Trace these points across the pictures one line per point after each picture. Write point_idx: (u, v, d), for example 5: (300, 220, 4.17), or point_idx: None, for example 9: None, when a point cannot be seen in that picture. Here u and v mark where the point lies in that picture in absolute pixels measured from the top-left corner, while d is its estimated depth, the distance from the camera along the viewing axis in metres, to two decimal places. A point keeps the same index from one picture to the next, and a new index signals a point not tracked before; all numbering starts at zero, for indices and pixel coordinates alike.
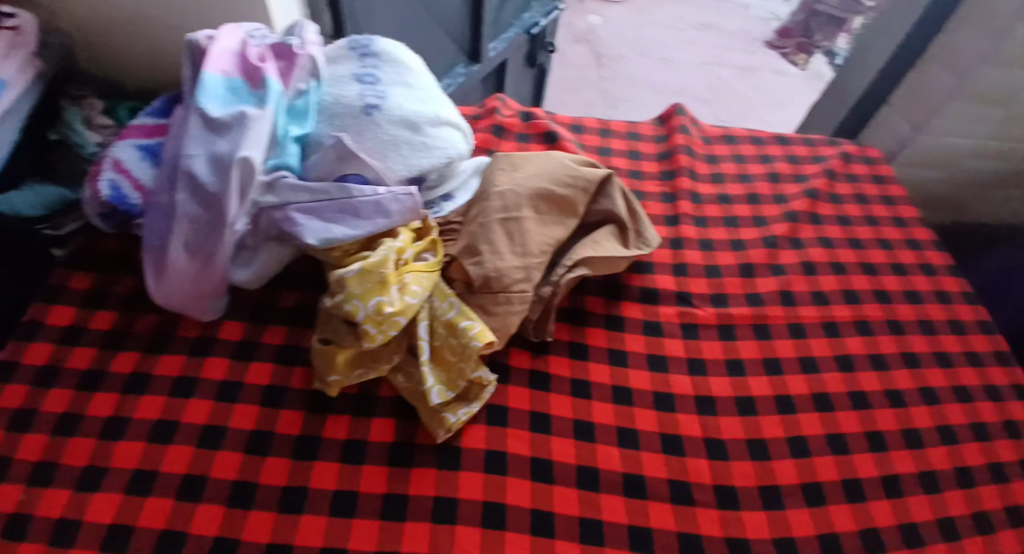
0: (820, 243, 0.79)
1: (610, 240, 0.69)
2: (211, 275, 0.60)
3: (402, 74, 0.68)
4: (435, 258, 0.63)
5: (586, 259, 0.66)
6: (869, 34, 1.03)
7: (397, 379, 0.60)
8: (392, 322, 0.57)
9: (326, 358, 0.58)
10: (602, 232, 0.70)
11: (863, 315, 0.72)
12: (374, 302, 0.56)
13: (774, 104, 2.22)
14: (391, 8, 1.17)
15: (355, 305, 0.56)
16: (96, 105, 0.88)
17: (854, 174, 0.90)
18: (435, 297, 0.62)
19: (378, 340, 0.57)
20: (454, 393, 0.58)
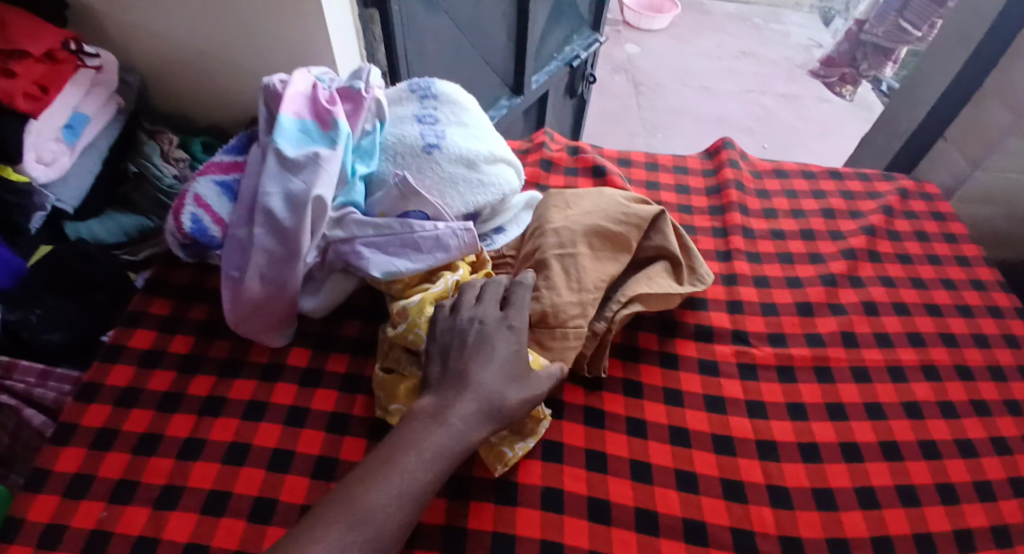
0: (879, 282, 0.77)
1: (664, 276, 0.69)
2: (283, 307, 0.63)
3: (459, 113, 0.71)
4: None
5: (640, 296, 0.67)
6: (921, 67, 1.01)
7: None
8: None
9: (388, 387, 0.60)
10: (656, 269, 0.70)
11: (926, 358, 0.71)
12: None
13: (816, 133, 2.20)
14: (442, 45, 1.22)
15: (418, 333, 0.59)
16: (171, 139, 0.94)
17: (911, 210, 0.88)
18: None
19: None
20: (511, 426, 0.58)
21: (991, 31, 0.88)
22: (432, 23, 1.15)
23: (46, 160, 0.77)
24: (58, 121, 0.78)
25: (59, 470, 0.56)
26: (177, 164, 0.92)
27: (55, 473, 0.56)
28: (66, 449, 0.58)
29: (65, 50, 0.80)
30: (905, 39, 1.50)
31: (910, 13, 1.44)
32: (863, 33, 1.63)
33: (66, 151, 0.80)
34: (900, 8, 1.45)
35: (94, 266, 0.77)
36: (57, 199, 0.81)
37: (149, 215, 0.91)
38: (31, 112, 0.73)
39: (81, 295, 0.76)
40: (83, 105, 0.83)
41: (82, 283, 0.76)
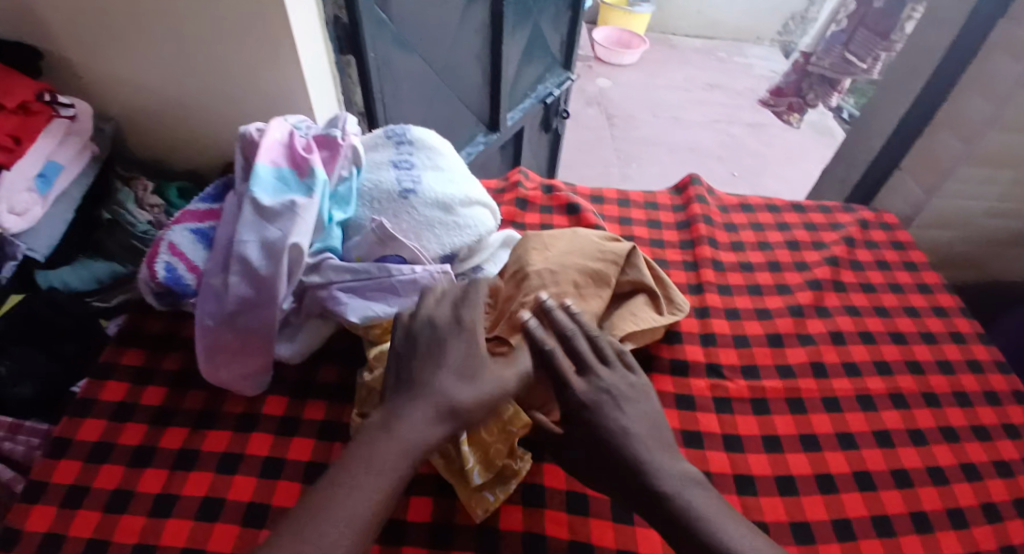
0: (845, 311, 0.80)
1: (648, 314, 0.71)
2: (259, 354, 0.63)
3: (434, 157, 0.73)
4: None
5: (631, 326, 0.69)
6: (875, 101, 1.07)
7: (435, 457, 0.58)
8: None
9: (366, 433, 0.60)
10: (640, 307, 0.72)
11: (894, 386, 0.73)
12: None
13: (782, 160, 2.27)
14: (418, 87, 1.25)
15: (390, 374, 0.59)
16: (146, 185, 0.93)
17: (872, 240, 0.92)
18: None
19: None
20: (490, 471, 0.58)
21: (944, 65, 0.93)
22: (407, 67, 1.18)
23: (19, 210, 0.76)
24: (31, 171, 0.78)
25: (27, 530, 0.55)
26: (153, 209, 0.92)
27: (26, 533, 0.55)
28: (35, 508, 0.57)
29: (41, 102, 0.81)
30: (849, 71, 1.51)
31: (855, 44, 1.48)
32: (810, 65, 1.64)
33: (39, 202, 0.79)
34: (846, 42, 1.49)
35: (66, 315, 0.76)
36: (28, 248, 0.80)
37: (120, 261, 0.90)
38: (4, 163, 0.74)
39: (51, 345, 0.75)
40: (58, 153, 0.82)
41: (52, 333, 0.75)
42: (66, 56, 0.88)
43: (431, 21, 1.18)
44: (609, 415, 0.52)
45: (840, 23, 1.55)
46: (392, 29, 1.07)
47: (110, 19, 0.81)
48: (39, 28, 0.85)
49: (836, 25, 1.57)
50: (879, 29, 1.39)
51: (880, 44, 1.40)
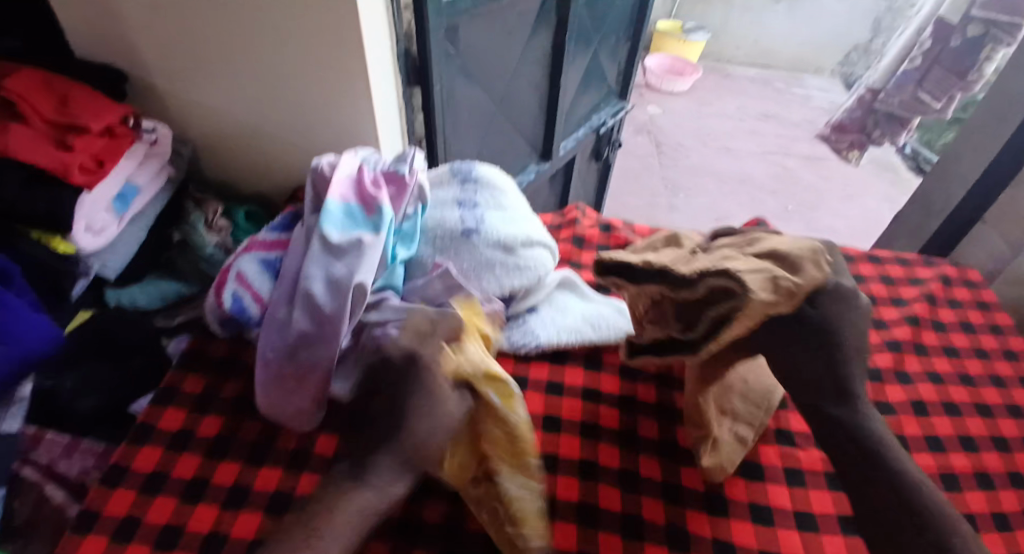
0: (926, 378, 0.75)
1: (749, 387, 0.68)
2: (315, 391, 0.62)
3: (498, 197, 0.72)
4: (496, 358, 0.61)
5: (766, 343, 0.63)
6: (955, 149, 1.01)
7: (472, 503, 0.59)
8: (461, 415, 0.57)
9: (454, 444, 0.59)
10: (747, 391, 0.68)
11: (982, 465, 0.68)
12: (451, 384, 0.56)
13: (841, 195, 2.19)
14: (477, 115, 1.26)
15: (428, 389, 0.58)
16: (216, 208, 0.95)
17: (954, 299, 0.86)
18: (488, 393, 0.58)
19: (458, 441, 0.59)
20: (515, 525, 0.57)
21: None
22: (469, 96, 1.20)
23: (97, 228, 0.78)
24: (110, 193, 0.80)
25: None
26: (220, 232, 0.93)
27: None
28: (87, 538, 0.57)
29: (126, 127, 0.85)
30: (922, 110, 1.45)
31: (929, 82, 1.39)
32: (877, 100, 1.56)
33: (116, 221, 0.82)
34: (919, 80, 1.41)
35: (130, 331, 0.79)
36: (102, 265, 0.82)
37: (187, 280, 0.92)
38: (86, 184, 0.76)
39: (117, 360, 0.77)
40: (137, 175, 0.85)
41: (118, 348, 0.77)
42: (151, 81, 0.93)
43: (495, 52, 1.19)
44: (814, 338, 0.53)
45: (912, 60, 1.41)
46: (458, 61, 1.09)
47: (196, 48, 0.85)
48: (130, 54, 0.90)
49: (907, 61, 1.44)
50: (957, 68, 1.32)
51: (957, 84, 1.34)
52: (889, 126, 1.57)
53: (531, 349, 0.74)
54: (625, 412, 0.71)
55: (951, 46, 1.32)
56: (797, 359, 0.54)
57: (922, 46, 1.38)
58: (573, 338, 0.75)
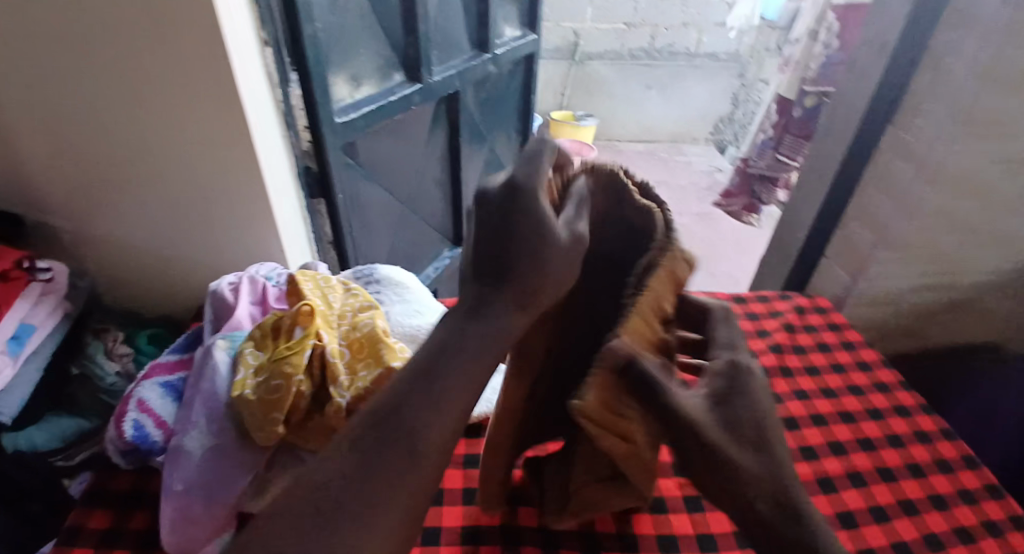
0: (794, 396, 0.86)
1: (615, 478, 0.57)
2: (223, 512, 0.62)
3: (401, 292, 0.80)
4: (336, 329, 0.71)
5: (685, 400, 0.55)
6: (794, 199, 1.20)
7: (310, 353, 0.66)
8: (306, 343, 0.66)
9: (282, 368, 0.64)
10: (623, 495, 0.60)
11: (852, 466, 0.77)
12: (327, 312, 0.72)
13: (735, 244, 2.41)
14: (385, 215, 1.34)
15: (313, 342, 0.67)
16: (117, 335, 0.95)
17: (810, 324, 1.00)
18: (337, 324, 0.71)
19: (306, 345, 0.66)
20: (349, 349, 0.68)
21: (846, 161, 1.05)
22: (373, 200, 1.28)
23: None
24: (7, 333, 0.79)
25: None
26: (123, 359, 0.93)
27: None
28: None
29: (19, 269, 0.83)
30: (785, 170, 1.53)
31: (784, 147, 1.49)
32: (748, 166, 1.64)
33: (11, 362, 0.79)
34: (774, 146, 1.51)
35: (31, 477, 0.75)
36: None
37: (88, 414, 0.91)
38: None
39: (15, 507, 0.74)
40: (32, 314, 0.84)
41: (16, 496, 0.74)
42: (48, 220, 0.95)
43: (393, 158, 1.29)
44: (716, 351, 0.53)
45: (766, 130, 1.53)
46: (359, 170, 1.18)
47: (98, 186, 0.89)
48: (25, 197, 0.92)
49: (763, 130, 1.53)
50: (805, 132, 1.42)
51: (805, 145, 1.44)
52: (763, 185, 1.63)
53: None
54: None
55: (795, 116, 1.42)
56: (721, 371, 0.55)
57: (771, 118, 1.50)
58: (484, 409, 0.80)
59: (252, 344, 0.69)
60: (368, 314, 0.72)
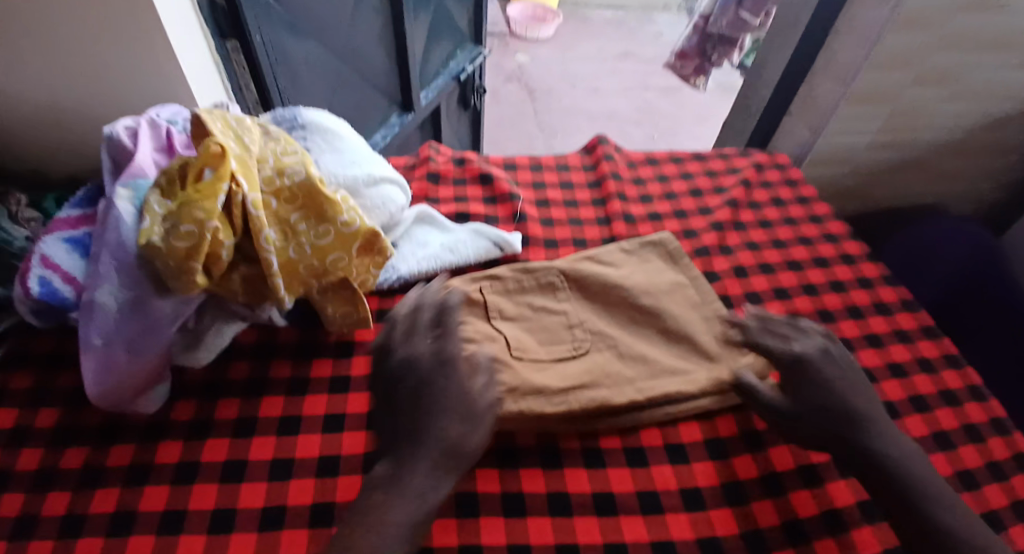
0: (746, 248, 0.85)
1: (845, 401, 0.58)
2: (142, 367, 0.58)
3: (333, 140, 0.68)
4: (255, 171, 0.57)
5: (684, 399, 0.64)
6: (763, 50, 1.12)
7: (234, 206, 0.54)
8: (217, 190, 0.53)
9: (191, 218, 0.52)
10: (871, 428, 0.57)
11: (792, 308, 0.77)
12: (246, 152, 0.57)
13: (697, 119, 2.27)
14: (319, 70, 1.20)
15: (238, 193, 0.54)
16: (19, 198, 0.82)
17: (766, 181, 0.98)
18: (253, 163, 0.57)
19: (221, 193, 0.53)
20: (276, 199, 0.57)
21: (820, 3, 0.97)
22: (303, 51, 1.13)
23: None
24: None
25: None
26: (30, 223, 0.80)
27: None
28: None
29: None
30: (746, 28, 1.35)
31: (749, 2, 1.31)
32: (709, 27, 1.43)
33: None
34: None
35: None
36: None
37: None
38: None
39: None
40: None
41: None
42: None
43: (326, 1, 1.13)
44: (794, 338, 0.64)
45: None
46: (282, 12, 1.03)
47: None
48: None
49: None
50: None
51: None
52: (721, 48, 1.44)
53: (394, 284, 0.73)
54: None
55: None
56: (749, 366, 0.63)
57: None
58: (434, 265, 0.75)
59: (158, 192, 0.58)
60: (295, 156, 0.59)
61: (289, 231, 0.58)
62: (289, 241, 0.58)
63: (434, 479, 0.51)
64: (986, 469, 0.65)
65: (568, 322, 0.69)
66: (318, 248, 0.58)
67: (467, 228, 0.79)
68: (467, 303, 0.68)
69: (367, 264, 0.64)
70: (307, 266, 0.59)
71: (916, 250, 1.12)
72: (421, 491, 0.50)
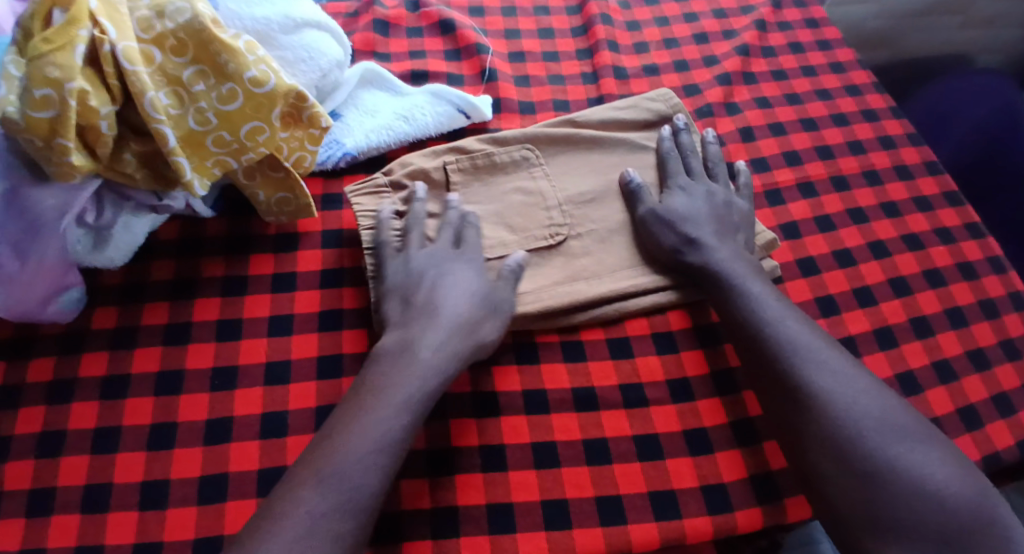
0: (755, 105, 0.73)
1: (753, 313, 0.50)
2: (42, 277, 0.48)
3: None
4: (124, 16, 0.44)
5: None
6: None
7: (106, 66, 0.42)
8: (73, 40, 0.40)
9: (45, 79, 0.40)
10: (762, 314, 0.50)
11: (803, 175, 0.67)
12: None
13: None
14: None
15: (105, 45, 0.41)
16: None
17: (784, 22, 0.82)
18: (122, 6, 0.44)
19: (77, 44, 0.40)
20: (161, 51, 0.45)
21: None
22: None
23: None
24: None
25: None
26: None
27: None
28: None
29: None
30: None
31: None
32: None
33: None
34: None
35: None
36: None
37: None
38: None
39: None
40: None
41: None
42: None
43: None
44: (670, 218, 0.56)
45: None
46: None
47: None
48: None
49: None
50: None
51: None
52: None
53: (338, 163, 0.62)
54: None
55: None
56: (678, 246, 0.55)
57: None
58: (385, 138, 0.63)
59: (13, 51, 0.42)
60: None
61: (185, 93, 0.46)
62: (187, 107, 0.46)
63: (390, 430, 0.42)
64: (997, 347, 0.58)
65: (545, 203, 0.59)
66: (225, 116, 0.47)
67: (423, 89, 0.66)
68: (427, 186, 0.59)
69: (300, 138, 0.53)
70: (216, 140, 0.48)
71: (938, 108, 1.01)
72: (374, 467, 0.40)
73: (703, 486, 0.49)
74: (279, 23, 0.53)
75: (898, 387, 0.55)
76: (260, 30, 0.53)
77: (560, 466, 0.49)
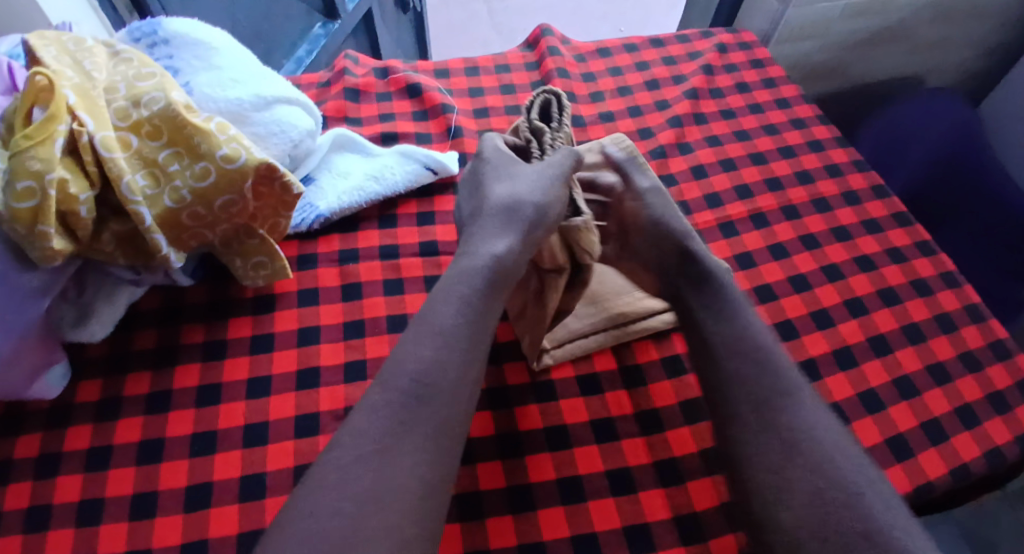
0: (706, 143, 0.77)
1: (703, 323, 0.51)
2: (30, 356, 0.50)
3: (206, 54, 0.57)
4: (103, 108, 0.48)
5: (658, 314, 0.60)
6: None
7: (85, 155, 0.45)
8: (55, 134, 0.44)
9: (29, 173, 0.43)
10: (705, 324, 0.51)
11: (755, 207, 0.71)
12: (90, 87, 0.48)
13: None
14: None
15: (84, 136, 0.45)
16: None
17: (730, 64, 0.87)
18: (101, 98, 0.48)
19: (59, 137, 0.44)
20: (139, 137, 0.48)
21: None
22: None
23: None
24: None
25: None
26: None
27: None
28: None
29: None
30: None
31: None
32: None
33: None
34: None
35: None
36: None
37: None
38: None
39: None
40: None
41: None
42: None
43: None
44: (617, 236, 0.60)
45: None
46: None
47: None
48: None
49: None
50: None
51: None
52: None
53: (312, 225, 0.65)
54: (426, 257, 0.65)
55: None
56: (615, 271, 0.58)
57: None
58: (357, 198, 0.66)
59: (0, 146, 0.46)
60: (150, 81, 0.50)
61: (160, 174, 0.49)
62: (163, 187, 0.49)
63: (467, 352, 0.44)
64: (957, 361, 0.60)
65: None
66: (199, 193, 0.50)
67: (392, 148, 0.70)
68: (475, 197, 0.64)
69: (274, 206, 0.56)
70: (191, 215, 0.51)
71: (887, 142, 1.05)
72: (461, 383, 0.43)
73: (677, 518, 0.50)
74: (249, 104, 0.57)
75: (860, 406, 0.56)
76: (232, 111, 0.57)
77: (536, 508, 0.50)
